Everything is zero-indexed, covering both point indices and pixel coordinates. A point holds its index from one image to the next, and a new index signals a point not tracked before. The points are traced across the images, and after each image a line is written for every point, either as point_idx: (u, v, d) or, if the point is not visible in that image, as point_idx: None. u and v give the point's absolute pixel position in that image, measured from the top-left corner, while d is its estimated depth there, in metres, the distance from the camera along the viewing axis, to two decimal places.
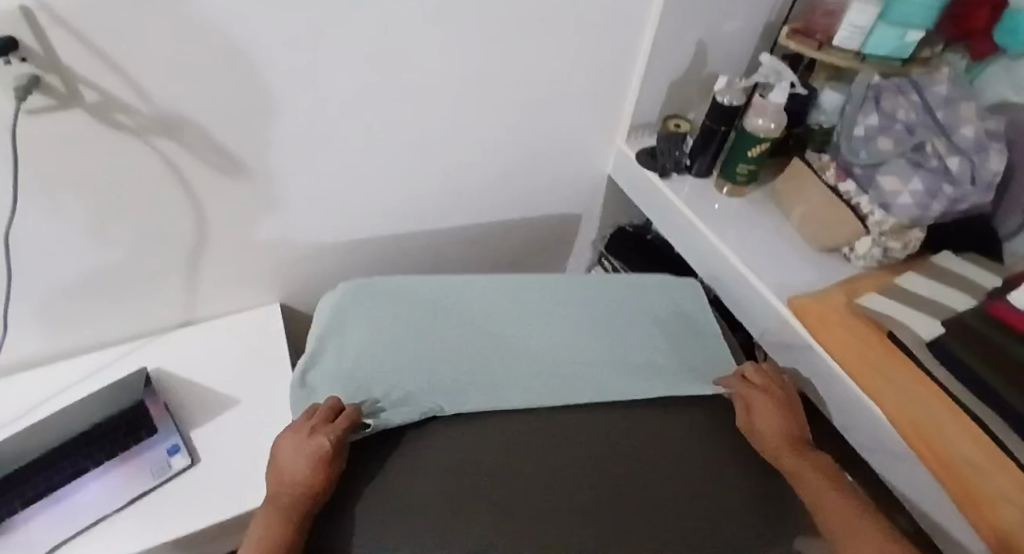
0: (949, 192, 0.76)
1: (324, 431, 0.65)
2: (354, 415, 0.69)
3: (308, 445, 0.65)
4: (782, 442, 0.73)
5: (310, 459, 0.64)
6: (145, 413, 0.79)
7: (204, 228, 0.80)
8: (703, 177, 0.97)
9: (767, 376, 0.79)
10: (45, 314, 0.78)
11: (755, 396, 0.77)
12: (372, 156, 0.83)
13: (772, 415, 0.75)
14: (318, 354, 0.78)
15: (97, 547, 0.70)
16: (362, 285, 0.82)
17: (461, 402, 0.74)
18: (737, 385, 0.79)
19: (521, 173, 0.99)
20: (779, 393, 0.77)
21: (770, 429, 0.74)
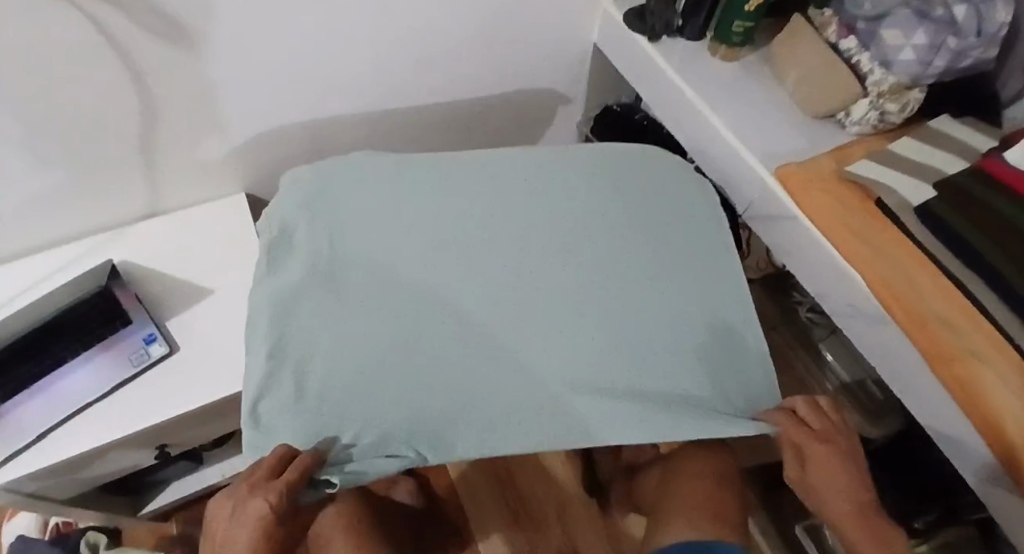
0: (952, 45, 0.70)
1: (266, 499, 0.50)
2: (305, 462, 0.52)
3: (248, 511, 0.50)
4: (854, 516, 0.56)
5: (250, 534, 0.50)
6: (117, 303, 0.78)
7: (152, 107, 0.74)
8: (695, 41, 0.90)
9: (824, 415, 0.60)
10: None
11: (812, 449, 0.58)
12: (333, 21, 0.76)
13: (839, 478, 0.57)
14: (270, 387, 0.59)
15: (85, 433, 0.71)
16: (321, 259, 0.65)
17: (444, 396, 0.59)
18: (790, 430, 0.59)
19: (499, 41, 0.91)
20: (838, 440, 0.59)
21: (836, 498, 0.56)
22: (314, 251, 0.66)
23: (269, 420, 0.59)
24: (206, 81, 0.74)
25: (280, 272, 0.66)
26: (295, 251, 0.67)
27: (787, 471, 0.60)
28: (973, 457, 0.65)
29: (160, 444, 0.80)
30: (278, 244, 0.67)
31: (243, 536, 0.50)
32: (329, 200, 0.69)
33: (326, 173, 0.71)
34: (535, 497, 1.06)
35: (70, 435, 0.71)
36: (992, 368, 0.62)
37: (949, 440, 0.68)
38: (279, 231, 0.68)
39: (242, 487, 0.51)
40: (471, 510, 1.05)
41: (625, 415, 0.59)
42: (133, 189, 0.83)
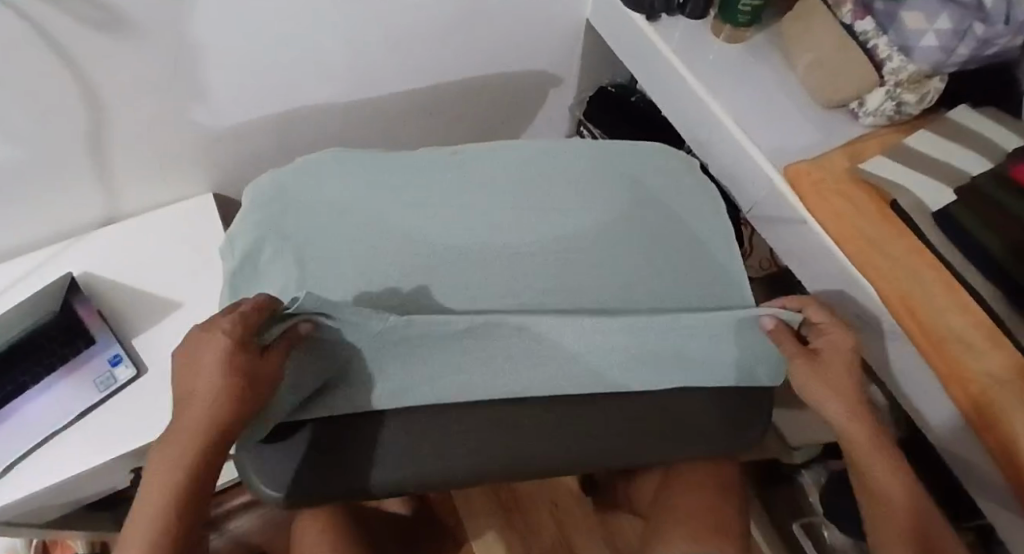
0: (978, 32, 0.63)
1: (222, 330, 0.48)
2: (260, 304, 0.51)
3: (211, 346, 0.48)
4: (854, 408, 0.61)
5: (206, 363, 0.48)
6: (78, 321, 0.73)
7: (101, 107, 0.67)
8: (697, 20, 0.83)
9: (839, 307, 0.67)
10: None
11: (831, 331, 0.63)
12: (298, 5, 0.68)
13: (843, 372, 0.61)
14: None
15: (51, 465, 0.67)
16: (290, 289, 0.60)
17: (428, 430, 0.59)
18: (812, 312, 0.65)
19: (483, 21, 0.84)
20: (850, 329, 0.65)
21: (842, 390, 0.61)
22: (281, 281, 0.61)
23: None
24: (163, 74, 0.67)
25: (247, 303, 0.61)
26: (263, 280, 0.62)
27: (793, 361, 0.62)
28: (984, 474, 0.63)
29: (137, 468, 0.75)
30: (242, 269, 0.62)
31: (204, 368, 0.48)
32: (300, 218, 0.64)
33: (284, 187, 0.65)
34: (530, 501, 1.08)
35: (34, 468, 0.67)
36: (1006, 387, 0.59)
37: (958, 456, 0.66)
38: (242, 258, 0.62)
39: (199, 330, 0.49)
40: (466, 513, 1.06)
41: (606, 449, 0.61)
42: (89, 193, 0.76)
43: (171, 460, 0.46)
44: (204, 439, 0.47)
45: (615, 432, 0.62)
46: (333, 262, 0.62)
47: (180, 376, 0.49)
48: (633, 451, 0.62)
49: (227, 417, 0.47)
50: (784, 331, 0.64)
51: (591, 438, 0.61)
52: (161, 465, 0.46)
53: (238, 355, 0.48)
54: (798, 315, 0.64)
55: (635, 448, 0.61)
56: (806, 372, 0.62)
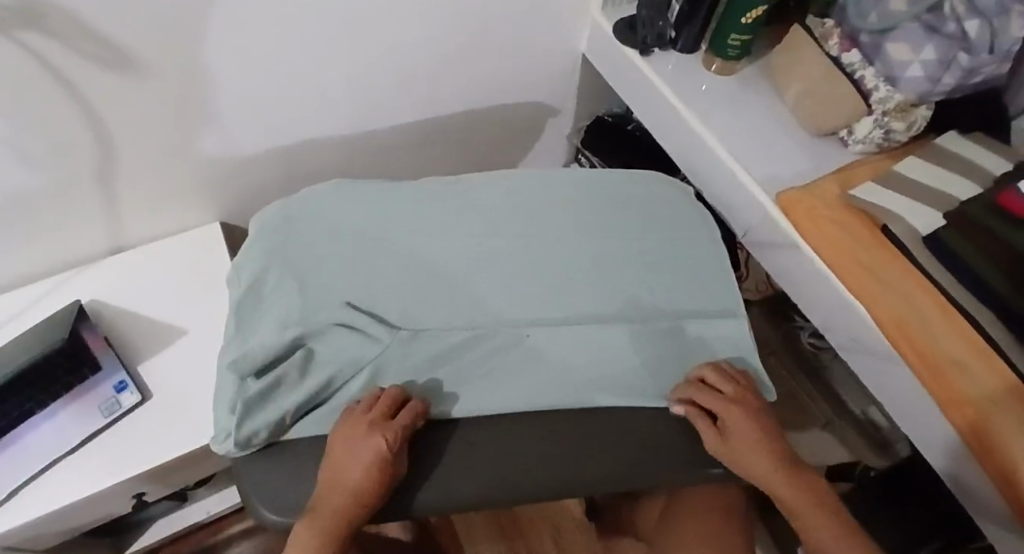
0: (964, 63, 0.66)
1: (391, 433, 0.55)
2: (415, 411, 0.57)
3: (371, 444, 0.54)
4: (780, 472, 0.59)
5: (365, 460, 0.53)
6: (84, 347, 0.73)
7: (108, 140, 0.69)
8: (689, 53, 0.86)
9: (731, 378, 0.64)
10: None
11: (732, 413, 0.61)
12: (301, 41, 0.71)
13: (755, 437, 0.60)
14: (267, 409, 0.58)
15: (54, 492, 0.67)
16: (294, 313, 0.62)
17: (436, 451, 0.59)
18: (704, 399, 0.61)
19: (481, 54, 0.87)
20: (752, 404, 0.62)
21: (761, 457, 0.59)
22: (284, 308, 0.62)
23: (259, 439, 0.57)
24: (169, 108, 0.69)
25: (254, 329, 0.63)
26: (265, 309, 0.64)
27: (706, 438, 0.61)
28: (984, 497, 0.63)
29: (137, 493, 0.75)
30: (250, 298, 0.64)
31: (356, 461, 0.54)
32: (302, 247, 0.65)
33: (287, 221, 0.67)
34: (529, 523, 1.09)
35: (37, 494, 0.67)
36: (1004, 408, 0.60)
37: (958, 480, 0.65)
38: (250, 286, 0.65)
39: (362, 427, 0.55)
40: (465, 537, 1.07)
41: (610, 473, 0.61)
42: (97, 221, 0.78)
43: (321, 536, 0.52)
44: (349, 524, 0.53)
45: (617, 455, 0.61)
46: (335, 291, 0.63)
47: (331, 466, 0.54)
48: (636, 472, 0.61)
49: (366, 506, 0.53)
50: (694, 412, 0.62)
51: (593, 461, 0.61)
52: (308, 540, 0.52)
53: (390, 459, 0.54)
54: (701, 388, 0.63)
55: (637, 468, 0.61)
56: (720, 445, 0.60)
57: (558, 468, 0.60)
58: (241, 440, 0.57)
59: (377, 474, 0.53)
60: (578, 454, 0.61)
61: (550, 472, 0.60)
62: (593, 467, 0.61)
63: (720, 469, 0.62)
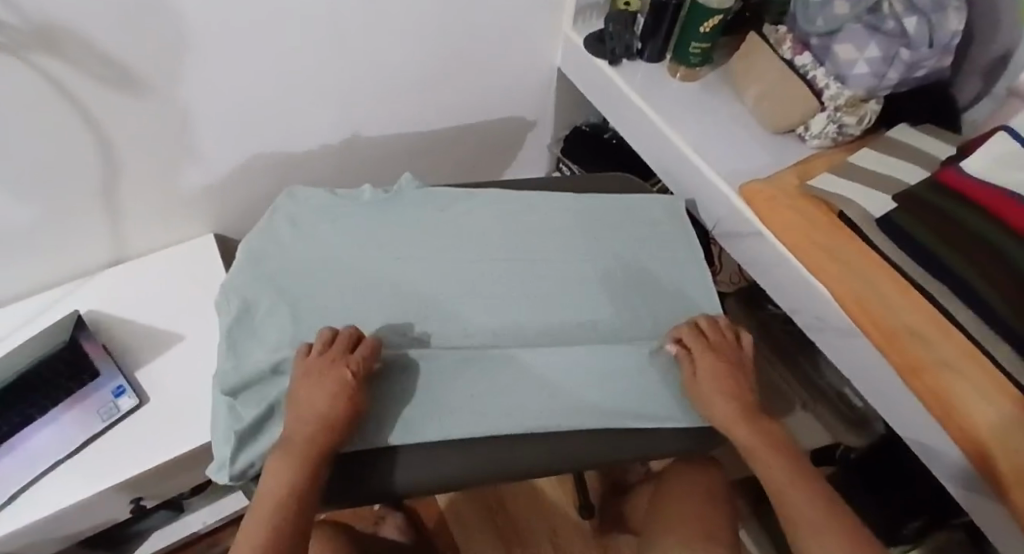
0: (905, 57, 0.72)
1: (354, 366, 0.57)
2: (371, 342, 0.60)
3: (333, 378, 0.56)
4: (740, 411, 0.61)
5: (332, 388, 0.56)
6: (84, 355, 0.75)
7: (113, 156, 0.73)
8: (655, 62, 0.91)
9: (721, 329, 0.67)
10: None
11: (708, 353, 0.64)
12: (294, 60, 0.76)
13: (724, 378, 0.63)
14: (263, 437, 0.58)
15: (55, 494, 0.69)
16: (284, 339, 0.62)
17: (423, 430, 0.60)
18: (689, 338, 0.65)
19: (462, 70, 0.92)
20: (729, 352, 0.65)
21: (725, 396, 0.62)
22: (276, 335, 0.63)
23: (252, 469, 0.58)
24: (169, 123, 0.74)
25: (240, 361, 0.62)
26: (257, 340, 0.64)
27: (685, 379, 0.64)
28: (949, 460, 0.66)
29: (136, 497, 0.78)
30: (235, 332, 0.63)
31: (320, 393, 0.56)
32: (289, 249, 0.69)
33: (273, 238, 0.70)
34: (529, 535, 1.11)
35: (39, 498, 0.69)
36: (968, 381, 0.62)
37: (926, 446, 0.68)
38: (240, 316, 0.64)
39: (327, 362, 0.57)
40: (461, 539, 1.10)
41: (594, 449, 0.63)
42: (97, 235, 0.81)
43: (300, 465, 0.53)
44: (318, 457, 0.54)
45: (601, 432, 0.64)
46: (333, 314, 0.65)
47: (294, 401, 0.56)
48: (616, 447, 0.63)
49: (335, 440, 0.55)
50: (683, 355, 0.65)
51: (580, 439, 0.63)
52: (286, 465, 0.53)
53: (352, 391, 0.57)
54: (685, 334, 0.66)
55: (624, 445, 0.63)
56: (693, 386, 0.63)
57: (546, 448, 0.62)
58: (236, 472, 0.57)
59: (341, 403, 0.56)
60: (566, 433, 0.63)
61: (537, 452, 0.62)
62: (581, 445, 0.63)
63: (698, 441, 0.65)
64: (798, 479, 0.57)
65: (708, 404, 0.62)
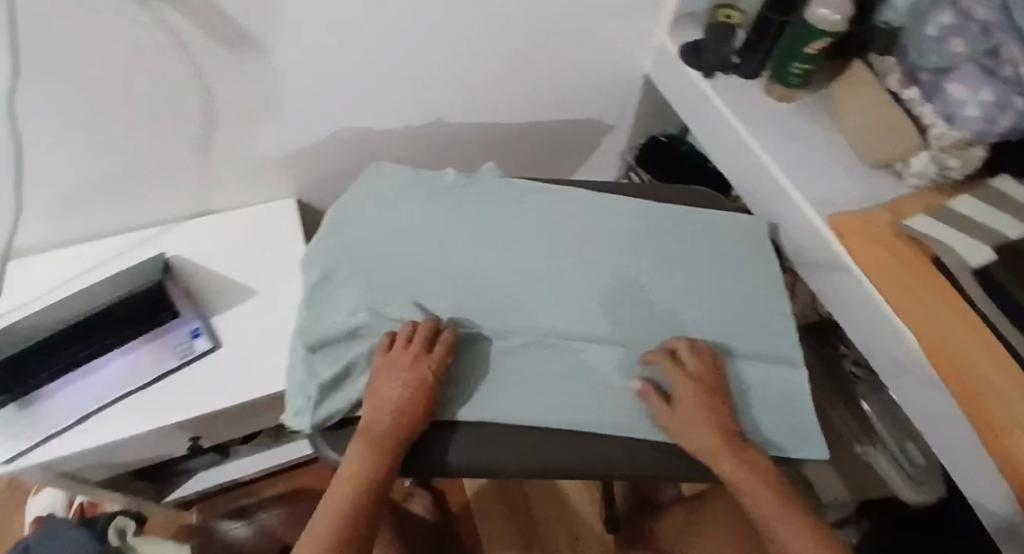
0: (1020, 105, 0.67)
1: (435, 366, 0.59)
2: (450, 339, 0.61)
3: (412, 376, 0.58)
4: (722, 442, 0.58)
5: (411, 386, 0.58)
6: (167, 296, 0.80)
7: (211, 111, 0.76)
8: (750, 79, 0.87)
9: (699, 355, 0.63)
10: (49, 196, 0.76)
11: (688, 386, 0.60)
12: (389, 38, 0.77)
13: (704, 410, 0.60)
14: (339, 393, 0.61)
15: (125, 420, 0.73)
16: (361, 304, 0.65)
17: (475, 412, 0.61)
18: (661, 365, 0.62)
19: (548, 67, 0.92)
20: (714, 384, 0.62)
21: (705, 427, 0.59)
22: (351, 301, 0.65)
23: (330, 421, 0.60)
24: (267, 87, 0.76)
25: (320, 318, 0.65)
26: (334, 301, 0.66)
27: (655, 412, 0.61)
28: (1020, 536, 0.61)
29: (193, 436, 0.82)
30: (317, 292, 0.66)
31: (399, 390, 0.58)
32: (367, 221, 0.70)
33: (355, 208, 0.72)
34: (550, 535, 1.12)
35: (109, 421, 0.73)
36: None
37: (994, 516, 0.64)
38: (320, 280, 0.67)
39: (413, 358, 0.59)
40: (482, 527, 1.12)
41: (642, 461, 0.62)
42: (185, 186, 0.85)
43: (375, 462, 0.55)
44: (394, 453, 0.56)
45: (651, 445, 0.62)
46: (399, 287, 0.66)
47: (374, 393, 0.58)
48: (665, 463, 0.62)
49: (410, 438, 0.57)
50: (650, 388, 0.61)
51: (632, 448, 0.62)
52: (364, 457, 0.55)
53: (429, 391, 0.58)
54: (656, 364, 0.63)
55: (675, 460, 0.62)
56: (667, 419, 0.60)
57: (594, 452, 0.61)
58: (319, 421, 0.59)
59: (418, 401, 0.58)
60: (616, 441, 0.62)
61: (584, 455, 0.61)
62: (629, 456, 0.62)
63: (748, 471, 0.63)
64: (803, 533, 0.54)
65: (685, 436, 0.59)
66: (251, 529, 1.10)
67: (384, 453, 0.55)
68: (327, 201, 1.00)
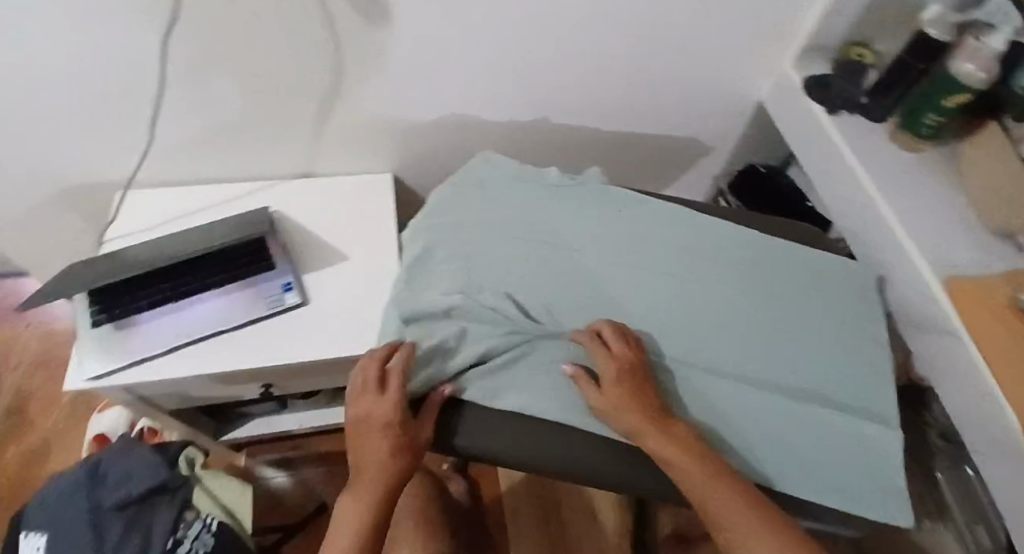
0: None
1: (398, 398, 0.57)
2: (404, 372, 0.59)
3: (379, 428, 0.56)
4: (651, 425, 0.57)
5: (383, 438, 0.56)
6: (265, 249, 0.84)
7: (336, 75, 0.78)
8: (878, 122, 0.84)
9: (625, 338, 0.62)
10: (177, 128, 0.80)
11: (610, 367, 0.59)
12: (518, 30, 0.78)
13: (632, 393, 0.58)
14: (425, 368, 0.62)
15: (212, 356, 0.76)
16: (457, 285, 0.66)
17: (553, 411, 0.60)
18: (588, 347, 0.61)
19: (664, 81, 0.91)
20: (638, 367, 0.60)
21: (631, 409, 0.57)
22: (448, 281, 0.66)
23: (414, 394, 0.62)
24: (393, 61, 0.78)
25: (416, 293, 0.66)
26: (431, 279, 0.67)
27: (591, 395, 0.60)
28: None
29: (265, 384, 0.85)
30: (418, 266, 0.68)
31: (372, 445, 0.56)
32: (474, 206, 0.71)
33: (460, 194, 0.73)
34: (576, 546, 1.11)
35: (199, 355, 0.76)
36: None
37: None
38: (421, 256, 0.68)
39: (369, 397, 0.57)
40: (510, 524, 1.13)
41: None
42: (296, 145, 0.88)
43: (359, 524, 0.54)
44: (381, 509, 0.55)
45: None
46: (496, 278, 0.67)
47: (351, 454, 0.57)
48: None
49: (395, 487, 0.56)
50: (583, 376, 0.61)
51: None
52: (352, 524, 0.54)
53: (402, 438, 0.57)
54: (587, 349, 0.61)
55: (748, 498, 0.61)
56: (600, 402, 0.59)
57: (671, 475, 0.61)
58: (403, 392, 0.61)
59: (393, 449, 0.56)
60: None
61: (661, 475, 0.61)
62: None
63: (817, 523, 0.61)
64: (745, 516, 0.52)
65: (614, 418, 0.58)
66: (291, 481, 1.14)
67: (369, 514, 0.54)
68: (422, 179, 1.01)
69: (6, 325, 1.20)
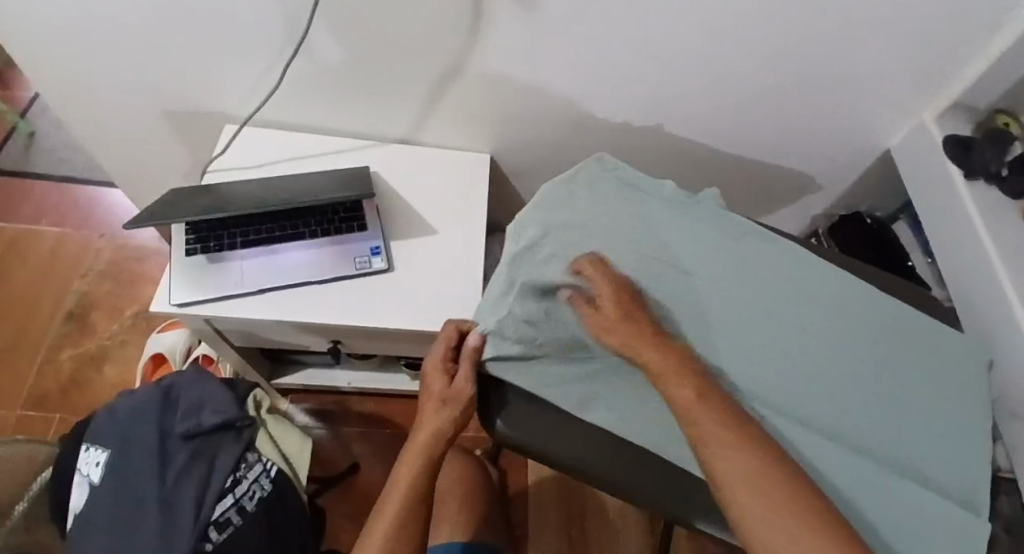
0: None
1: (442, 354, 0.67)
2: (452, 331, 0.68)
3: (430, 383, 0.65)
4: (643, 342, 0.57)
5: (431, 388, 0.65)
6: (360, 209, 0.83)
7: (470, 48, 0.77)
8: (1010, 198, 0.79)
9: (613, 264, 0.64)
10: (306, 73, 0.81)
11: (608, 286, 0.61)
12: (665, 36, 0.76)
13: (627, 311, 0.59)
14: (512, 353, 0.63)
15: (292, 305, 0.77)
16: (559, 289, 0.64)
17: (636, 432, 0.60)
18: (582, 267, 0.62)
19: (790, 112, 0.88)
20: (632, 292, 0.62)
21: (625, 326, 0.58)
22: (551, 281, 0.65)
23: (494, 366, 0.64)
24: (530, 44, 0.77)
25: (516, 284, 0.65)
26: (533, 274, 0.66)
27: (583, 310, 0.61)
28: None
29: (335, 340, 0.86)
30: (522, 258, 0.66)
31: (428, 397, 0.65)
32: (585, 209, 0.70)
33: (570, 193, 0.71)
34: None
35: (280, 301, 0.77)
36: None
37: None
38: (526, 248, 0.67)
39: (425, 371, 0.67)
40: (534, 520, 1.12)
41: None
42: (412, 110, 0.87)
43: (410, 469, 0.61)
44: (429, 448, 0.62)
45: None
46: None
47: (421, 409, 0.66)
48: None
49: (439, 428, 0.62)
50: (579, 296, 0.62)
51: None
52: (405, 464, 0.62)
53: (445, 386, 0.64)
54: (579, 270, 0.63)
55: None
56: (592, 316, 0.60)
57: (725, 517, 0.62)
58: (491, 328, 0.63)
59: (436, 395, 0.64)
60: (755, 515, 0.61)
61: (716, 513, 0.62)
62: None
63: None
64: (729, 434, 0.51)
65: (611, 335, 0.59)
66: (330, 435, 1.15)
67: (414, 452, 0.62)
68: (522, 166, 1.00)
69: (88, 229, 1.22)
